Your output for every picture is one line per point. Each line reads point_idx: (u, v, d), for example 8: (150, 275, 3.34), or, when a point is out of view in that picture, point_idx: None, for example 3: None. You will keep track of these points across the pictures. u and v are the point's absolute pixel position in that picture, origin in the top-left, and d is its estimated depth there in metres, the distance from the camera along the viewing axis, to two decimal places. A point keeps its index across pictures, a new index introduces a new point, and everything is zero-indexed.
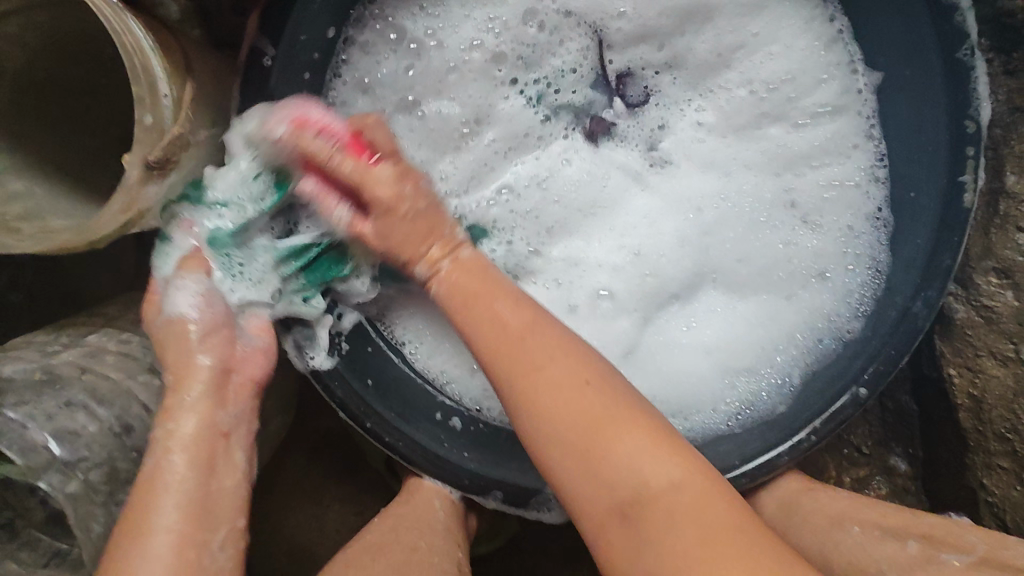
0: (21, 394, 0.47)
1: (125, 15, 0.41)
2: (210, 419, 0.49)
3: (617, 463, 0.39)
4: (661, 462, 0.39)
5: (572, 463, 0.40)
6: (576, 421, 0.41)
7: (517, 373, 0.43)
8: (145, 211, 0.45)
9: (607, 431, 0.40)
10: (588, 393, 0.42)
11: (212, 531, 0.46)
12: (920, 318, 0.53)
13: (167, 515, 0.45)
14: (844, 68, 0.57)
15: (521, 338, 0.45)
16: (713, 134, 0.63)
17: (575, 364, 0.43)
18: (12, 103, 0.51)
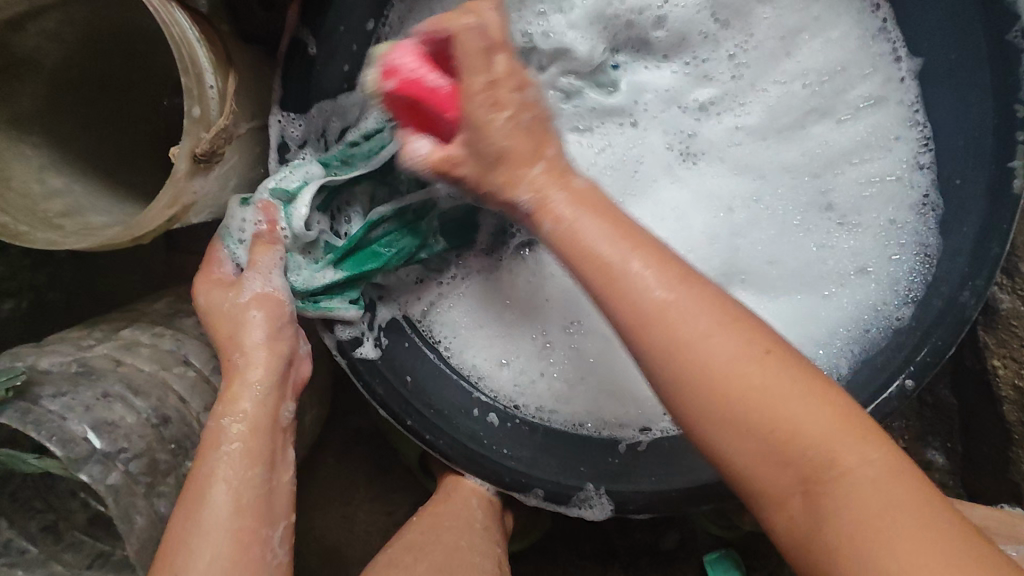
0: (57, 386, 0.46)
1: (172, 6, 0.41)
2: (272, 411, 0.49)
3: (797, 427, 0.35)
4: (837, 436, 0.35)
5: (739, 425, 0.36)
6: (754, 387, 0.36)
7: (685, 369, 0.36)
8: (189, 205, 0.45)
9: (783, 396, 0.35)
10: (776, 371, 0.36)
11: (268, 527, 0.46)
12: (967, 309, 0.51)
13: (228, 510, 0.45)
14: (885, 59, 0.56)
15: (683, 332, 0.37)
16: (751, 136, 0.63)
17: (747, 339, 0.37)
18: (50, 99, 0.51)
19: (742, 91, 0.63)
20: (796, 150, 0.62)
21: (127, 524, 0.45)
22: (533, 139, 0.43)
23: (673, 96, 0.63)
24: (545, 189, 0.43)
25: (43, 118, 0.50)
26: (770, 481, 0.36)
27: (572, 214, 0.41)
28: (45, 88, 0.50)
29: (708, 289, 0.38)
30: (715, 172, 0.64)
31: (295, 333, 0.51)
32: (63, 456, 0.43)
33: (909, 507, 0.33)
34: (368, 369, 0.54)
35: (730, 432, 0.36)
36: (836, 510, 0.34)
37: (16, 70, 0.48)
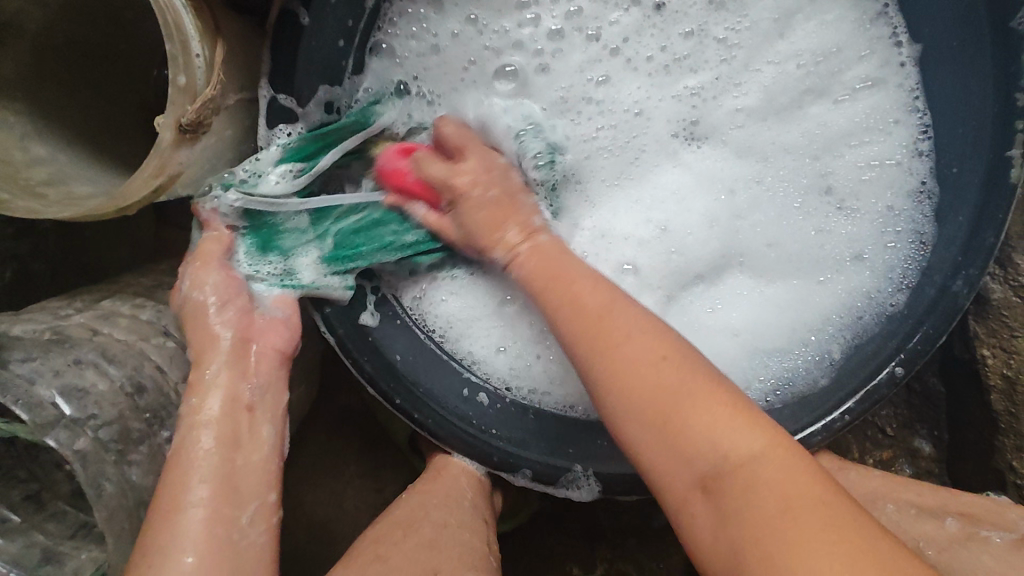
0: (27, 350, 0.45)
1: None
2: (232, 392, 0.49)
3: (715, 437, 0.38)
4: (740, 432, 0.38)
5: (655, 444, 0.40)
6: (645, 378, 0.41)
7: (604, 351, 0.44)
8: (175, 174, 0.44)
9: (706, 412, 0.39)
10: (709, 398, 0.40)
11: (242, 504, 0.46)
12: (959, 297, 0.52)
13: (195, 491, 0.44)
14: (884, 42, 0.56)
15: (592, 311, 0.46)
16: (752, 117, 0.62)
17: (671, 360, 0.42)
18: (30, 65, 0.49)
19: (738, 73, 0.61)
20: (796, 131, 0.61)
21: (95, 490, 0.43)
22: (505, 209, 0.54)
23: (670, 73, 0.61)
24: (529, 236, 0.53)
25: (23, 84, 0.49)
26: (673, 483, 0.39)
27: (537, 262, 0.51)
28: (30, 53, 0.49)
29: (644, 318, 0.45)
30: (716, 156, 0.62)
31: (245, 310, 0.51)
32: (28, 420, 0.42)
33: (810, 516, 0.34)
34: (354, 347, 0.53)
35: (644, 436, 0.41)
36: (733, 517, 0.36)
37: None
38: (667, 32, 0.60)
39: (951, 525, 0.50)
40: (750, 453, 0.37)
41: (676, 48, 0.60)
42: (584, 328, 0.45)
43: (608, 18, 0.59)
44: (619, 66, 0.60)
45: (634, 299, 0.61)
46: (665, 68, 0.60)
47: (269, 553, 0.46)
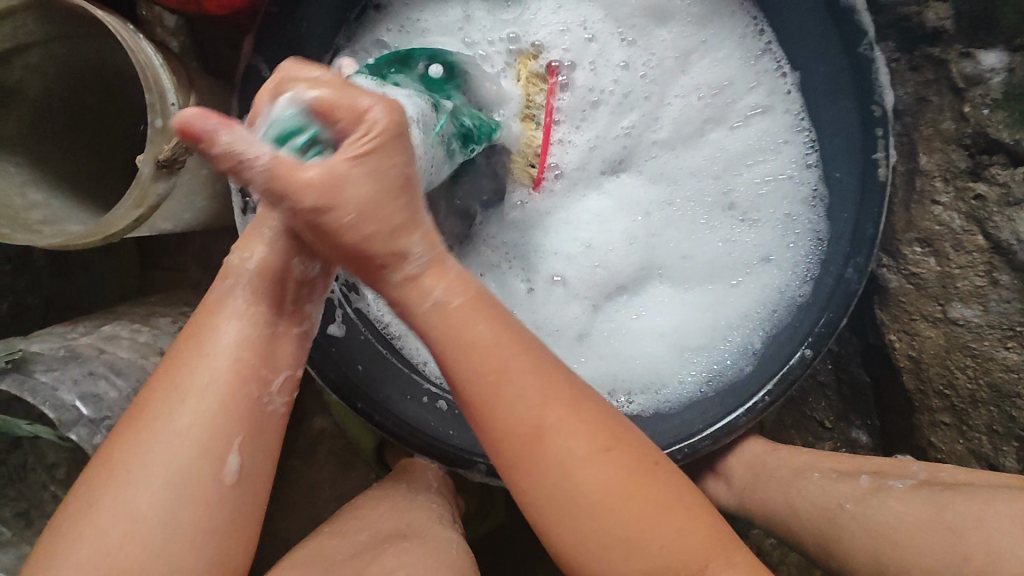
0: (49, 361, 0.50)
1: (139, 37, 0.48)
2: (243, 355, 0.43)
3: (611, 512, 0.42)
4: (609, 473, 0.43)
5: (602, 552, 0.43)
6: (604, 501, 0.42)
7: (516, 409, 0.42)
8: (154, 205, 0.51)
9: (648, 509, 0.43)
10: (635, 481, 0.43)
11: (222, 456, 0.42)
12: (853, 283, 0.59)
13: (185, 419, 0.42)
14: (770, 74, 0.65)
15: (506, 361, 0.42)
16: (664, 148, 0.68)
17: (612, 466, 0.43)
18: (31, 125, 0.57)
19: (655, 106, 0.67)
20: (699, 156, 0.68)
21: None
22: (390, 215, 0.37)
23: (572, 105, 0.67)
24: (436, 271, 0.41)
25: (24, 141, 0.57)
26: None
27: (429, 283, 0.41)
28: (30, 115, 0.57)
29: (447, 262, 0.42)
30: (633, 183, 0.69)
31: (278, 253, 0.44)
32: (54, 418, 0.47)
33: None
34: (315, 353, 0.59)
35: (581, 559, 0.43)
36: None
37: (5, 100, 0.55)
38: (597, 72, 0.67)
39: (864, 480, 0.52)
40: (676, 526, 0.43)
41: (601, 83, 0.67)
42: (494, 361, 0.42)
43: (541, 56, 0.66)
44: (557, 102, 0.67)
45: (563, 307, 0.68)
46: (591, 104, 0.67)
47: (254, 502, 0.45)
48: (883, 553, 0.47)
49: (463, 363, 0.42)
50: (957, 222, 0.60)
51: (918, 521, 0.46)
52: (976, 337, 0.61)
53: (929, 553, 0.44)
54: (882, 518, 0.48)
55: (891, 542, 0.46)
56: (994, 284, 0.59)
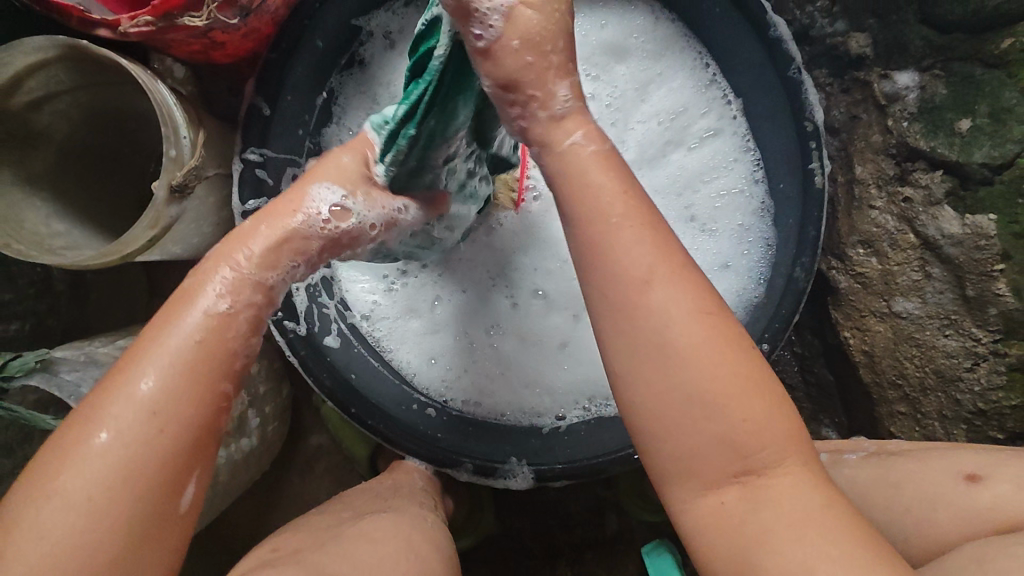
0: (72, 364, 0.56)
1: (155, 80, 0.55)
2: (215, 373, 0.39)
3: (776, 470, 0.38)
4: (775, 436, 0.38)
5: (663, 417, 0.39)
6: (712, 388, 0.38)
7: (679, 363, 0.38)
8: (166, 227, 0.57)
9: (728, 381, 0.39)
10: (726, 351, 0.39)
11: (177, 490, 0.38)
12: (801, 281, 0.65)
13: (136, 417, 0.37)
14: (718, 101, 0.72)
15: (664, 321, 0.39)
16: (630, 169, 0.74)
17: (716, 330, 0.39)
18: (55, 164, 0.64)
19: (620, 132, 0.74)
20: (662, 175, 0.74)
21: None
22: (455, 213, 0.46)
23: None
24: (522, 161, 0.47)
25: (54, 176, 0.63)
26: (706, 466, 0.39)
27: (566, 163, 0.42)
28: (55, 155, 0.64)
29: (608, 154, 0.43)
30: None
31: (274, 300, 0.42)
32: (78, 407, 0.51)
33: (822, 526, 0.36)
34: (312, 362, 0.64)
35: (646, 425, 0.40)
36: (758, 514, 0.38)
37: (32, 141, 0.61)
38: None
39: (821, 457, 0.56)
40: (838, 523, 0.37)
41: None
42: (641, 322, 0.39)
43: None
44: None
45: (542, 318, 0.73)
46: None
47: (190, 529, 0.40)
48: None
49: (578, 212, 0.41)
50: (891, 224, 0.65)
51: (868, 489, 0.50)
52: (917, 327, 0.65)
53: (875, 509, 0.49)
54: (834, 487, 0.53)
55: (843, 503, 0.51)
56: (927, 278, 0.64)
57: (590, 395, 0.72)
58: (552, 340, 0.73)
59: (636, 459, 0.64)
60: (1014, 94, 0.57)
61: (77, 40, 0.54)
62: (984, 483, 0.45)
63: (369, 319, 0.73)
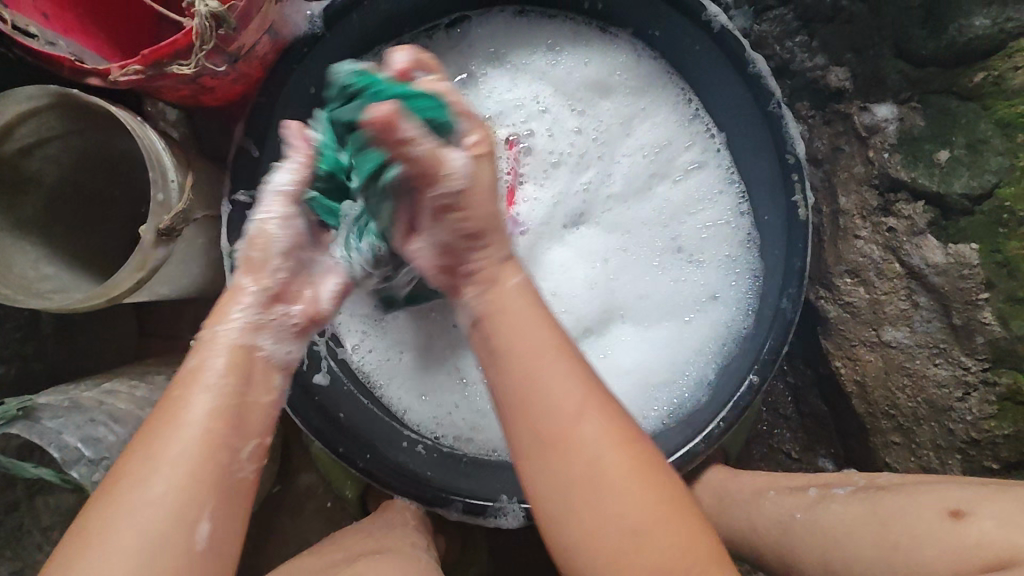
0: (55, 410, 0.56)
1: (144, 125, 0.56)
2: (216, 428, 0.43)
3: (659, 547, 0.41)
4: (662, 521, 0.42)
5: (586, 517, 0.42)
6: (610, 478, 0.42)
7: (574, 444, 0.43)
8: (153, 269, 0.57)
9: (649, 496, 0.42)
10: (642, 471, 0.43)
11: (192, 523, 0.40)
12: (788, 312, 0.65)
13: (178, 451, 0.41)
14: (702, 134, 0.74)
15: (552, 402, 0.44)
16: (617, 202, 0.75)
17: (615, 422, 0.44)
18: (45, 208, 0.64)
19: (605, 164, 0.74)
20: (648, 207, 0.74)
21: None
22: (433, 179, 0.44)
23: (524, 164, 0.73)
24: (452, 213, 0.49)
25: (43, 222, 0.63)
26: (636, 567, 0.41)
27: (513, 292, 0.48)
28: (46, 200, 0.64)
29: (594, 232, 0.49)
30: (592, 234, 0.75)
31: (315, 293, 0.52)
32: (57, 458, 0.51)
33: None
34: (298, 401, 0.63)
35: (574, 519, 0.42)
36: None
37: (21, 187, 0.61)
38: (553, 139, 0.74)
39: (811, 493, 0.57)
40: None
41: (555, 148, 0.74)
42: (524, 404, 0.44)
43: (502, 124, 0.73)
44: (518, 162, 0.73)
45: None
46: (547, 166, 0.74)
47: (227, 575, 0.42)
48: (831, 555, 0.51)
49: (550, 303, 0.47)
50: (877, 253, 0.66)
51: (862, 528, 0.50)
52: (908, 356, 0.65)
53: (864, 544, 0.49)
54: (829, 525, 0.52)
55: (836, 543, 0.51)
56: (915, 307, 0.64)
57: None
58: None
59: None
60: (990, 126, 0.57)
61: (68, 89, 0.55)
62: (970, 519, 0.44)
63: (358, 354, 0.72)
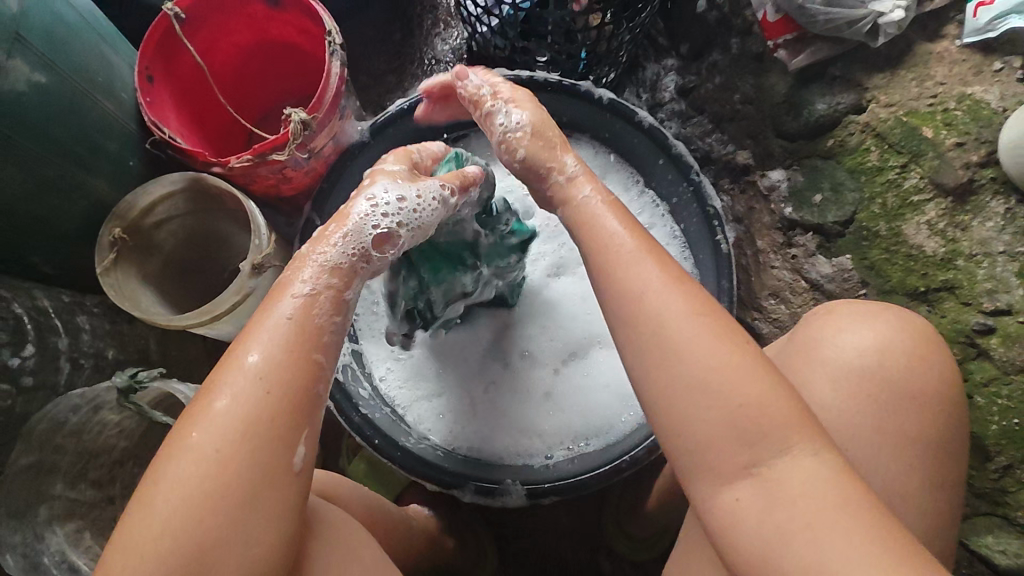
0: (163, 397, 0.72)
1: (246, 199, 0.79)
2: (309, 322, 0.50)
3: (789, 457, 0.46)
4: (802, 441, 0.46)
5: (720, 446, 0.47)
6: (724, 401, 0.47)
7: (693, 371, 0.48)
8: (245, 295, 0.78)
9: (771, 409, 0.47)
10: (756, 384, 0.47)
11: (290, 447, 0.47)
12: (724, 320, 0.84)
13: (223, 404, 0.46)
14: (648, 204, 0.97)
15: (670, 328, 0.49)
16: (587, 255, 0.96)
17: (739, 358, 0.48)
18: (160, 269, 0.85)
19: (574, 227, 0.97)
20: None
21: None
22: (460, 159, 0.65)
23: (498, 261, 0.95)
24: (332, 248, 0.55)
25: (153, 280, 0.84)
26: (720, 460, 0.47)
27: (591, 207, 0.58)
28: (162, 264, 0.85)
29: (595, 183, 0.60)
30: (569, 281, 0.95)
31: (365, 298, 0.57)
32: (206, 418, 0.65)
33: (853, 509, 0.44)
34: (345, 405, 0.81)
35: (676, 419, 0.48)
36: (785, 526, 0.44)
37: (148, 252, 0.83)
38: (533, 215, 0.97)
39: None
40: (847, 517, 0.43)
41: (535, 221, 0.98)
42: (650, 342, 0.50)
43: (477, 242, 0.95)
44: None
45: (530, 373, 0.91)
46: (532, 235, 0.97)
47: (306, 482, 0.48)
48: None
49: None
50: (789, 276, 0.86)
51: None
52: None
53: None
54: None
55: None
56: None
57: (573, 437, 0.87)
58: (538, 392, 0.90)
59: (614, 472, 0.79)
60: (843, 173, 0.80)
61: (199, 175, 0.80)
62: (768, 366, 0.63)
63: (386, 383, 0.91)
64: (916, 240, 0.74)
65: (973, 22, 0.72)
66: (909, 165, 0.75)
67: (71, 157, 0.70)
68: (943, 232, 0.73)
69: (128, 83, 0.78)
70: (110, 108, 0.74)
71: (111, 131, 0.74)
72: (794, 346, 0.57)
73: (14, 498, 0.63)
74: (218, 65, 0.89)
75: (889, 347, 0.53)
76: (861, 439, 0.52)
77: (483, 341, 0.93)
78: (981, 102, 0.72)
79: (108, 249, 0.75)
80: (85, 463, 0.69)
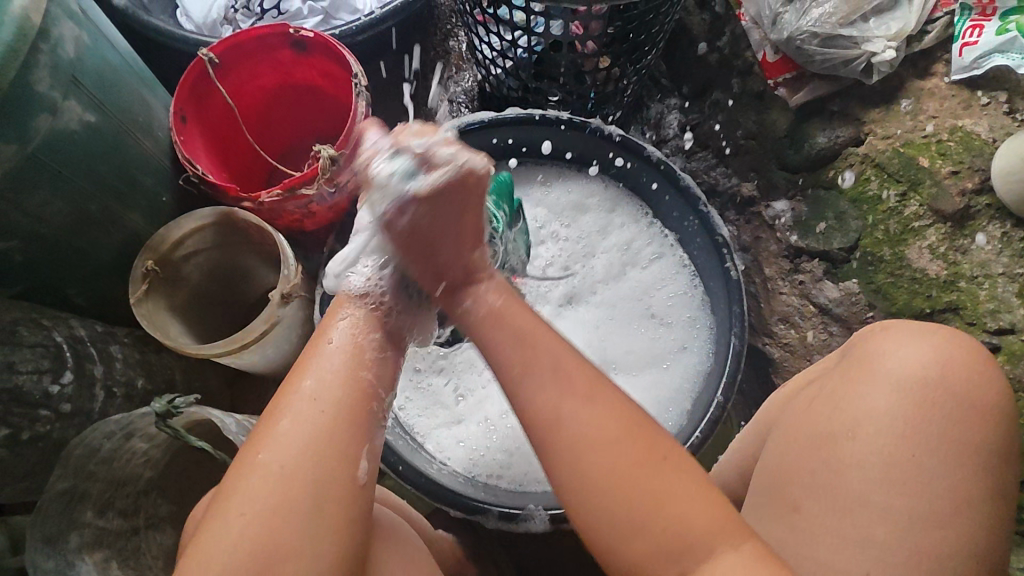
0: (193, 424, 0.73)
1: (272, 231, 0.81)
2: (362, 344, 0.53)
3: (705, 536, 0.45)
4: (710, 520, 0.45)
5: (626, 522, 0.45)
6: (638, 472, 0.45)
7: (596, 446, 0.46)
8: (272, 323, 0.79)
9: (678, 490, 0.45)
10: (666, 464, 0.46)
11: (353, 464, 0.48)
12: (736, 344, 0.86)
13: (298, 405, 0.49)
14: (658, 234, 1.00)
15: (586, 409, 0.47)
16: (599, 284, 0.99)
17: (638, 431, 0.46)
18: (188, 303, 0.87)
19: (586, 258, 1.01)
20: (625, 286, 0.99)
21: None
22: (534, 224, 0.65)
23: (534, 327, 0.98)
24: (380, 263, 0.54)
25: (181, 312, 0.86)
26: (639, 547, 0.45)
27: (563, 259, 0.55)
28: (189, 297, 0.87)
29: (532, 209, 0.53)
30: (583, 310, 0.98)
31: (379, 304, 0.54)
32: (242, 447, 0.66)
33: None
34: None
35: (580, 489, 0.46)
36: None
37: (176, 285, 0.85)
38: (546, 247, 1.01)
39: None
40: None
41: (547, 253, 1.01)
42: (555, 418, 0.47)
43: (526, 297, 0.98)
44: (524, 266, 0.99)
45: None
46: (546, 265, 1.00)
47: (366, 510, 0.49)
48: None
49: None
50: (797, 302, 0.89)
51: None
52: None
53: None
54: None
55: None
56: (831, 335, 0.85)
57: None
58: None
59: None
60: (846, 202, 0.84)
61: (229, 210, 0.82)
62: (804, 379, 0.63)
63: (405, 411, 0.92)
64: (919, 263, 0.78)
65: (959, 61, 0.78)
66: (907, 194, 0.79)
67: (111, 191, 0.73)
68: (945, 256, 0.77)
69: (163, 124, 0.82)
70: (148, 146, 0.78)
71: (148, 167, 0.78)
72: (838, 369, 0.57)
73: (47, 523, 0.64)
74: (245, 107, 0.94)
75: (946, 364, 0.52)
76: (929, 451, 0.50)
77: (501, 368, 0.95)
78: (972, 134, 0.77)
79: (141, 281, 0.78)
80: (113, 492, 0.70)
